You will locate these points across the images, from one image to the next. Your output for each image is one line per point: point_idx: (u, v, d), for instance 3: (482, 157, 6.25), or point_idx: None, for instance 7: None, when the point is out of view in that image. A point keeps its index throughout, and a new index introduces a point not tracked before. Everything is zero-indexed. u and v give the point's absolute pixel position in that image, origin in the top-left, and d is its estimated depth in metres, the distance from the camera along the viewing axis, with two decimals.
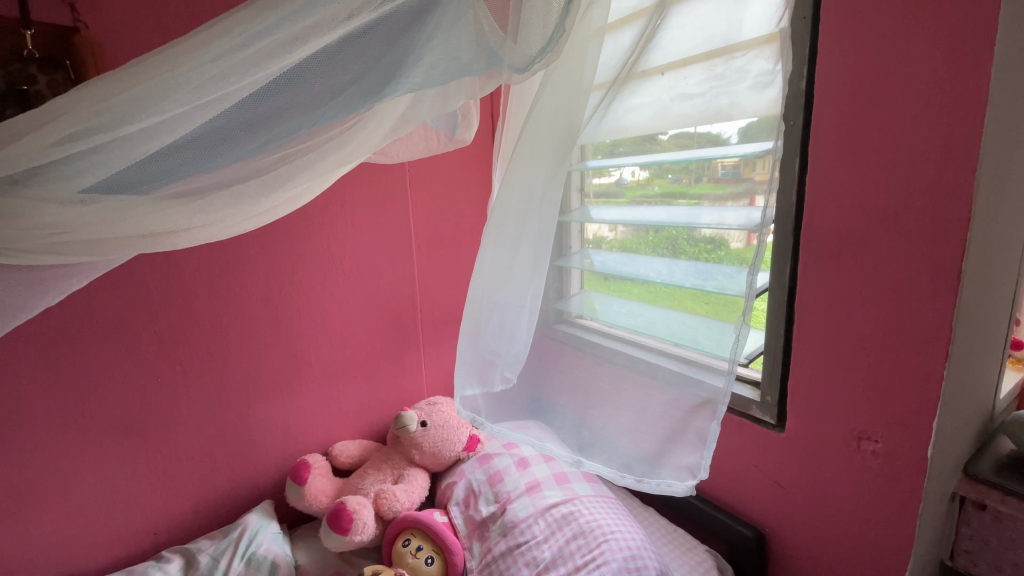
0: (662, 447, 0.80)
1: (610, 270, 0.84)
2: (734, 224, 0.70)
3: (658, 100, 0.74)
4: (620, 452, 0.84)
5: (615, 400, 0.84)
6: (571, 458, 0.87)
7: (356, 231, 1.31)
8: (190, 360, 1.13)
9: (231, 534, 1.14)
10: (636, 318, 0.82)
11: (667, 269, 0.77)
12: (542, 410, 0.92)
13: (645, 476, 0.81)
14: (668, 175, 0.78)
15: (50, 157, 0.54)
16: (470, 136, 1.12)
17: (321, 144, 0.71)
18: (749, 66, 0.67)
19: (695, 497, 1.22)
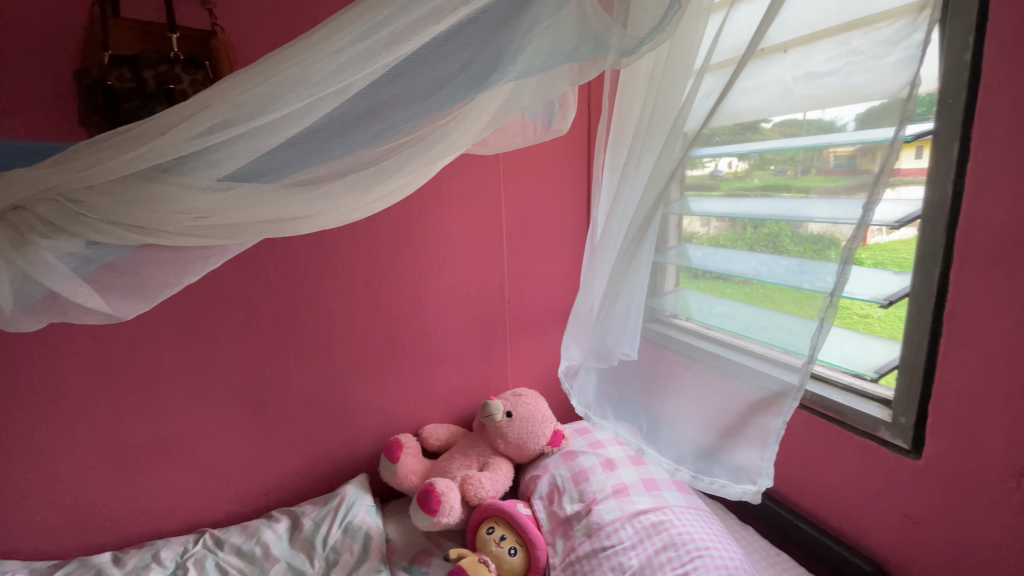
0: (721, 445, 0.76)
1: (709, 266, 0.77)
2: (850, 219, 0.62)
3: (778, 81, 0.66)
4: (676, 444, 0.82)
5: (679, 392, 0.81)
6: (634, 445, 0.88)
7: (451, 220, 1.34)
8: (299, 338, 1.23)
9: (332, 501, 1.22)
10: (733, 321, 0.74)
11: (767, 267, 0.71)
12: (638, 409, 0.88)
13: (699, 472, 0.79)
14: (771, 166, 0.70)
15: (195, 146, 0.58)
16: (566, 126, 1.10)
17: (426, 136, 0.71)
18: (896, 37, 0.57)
19: (803, 521, 1.11)
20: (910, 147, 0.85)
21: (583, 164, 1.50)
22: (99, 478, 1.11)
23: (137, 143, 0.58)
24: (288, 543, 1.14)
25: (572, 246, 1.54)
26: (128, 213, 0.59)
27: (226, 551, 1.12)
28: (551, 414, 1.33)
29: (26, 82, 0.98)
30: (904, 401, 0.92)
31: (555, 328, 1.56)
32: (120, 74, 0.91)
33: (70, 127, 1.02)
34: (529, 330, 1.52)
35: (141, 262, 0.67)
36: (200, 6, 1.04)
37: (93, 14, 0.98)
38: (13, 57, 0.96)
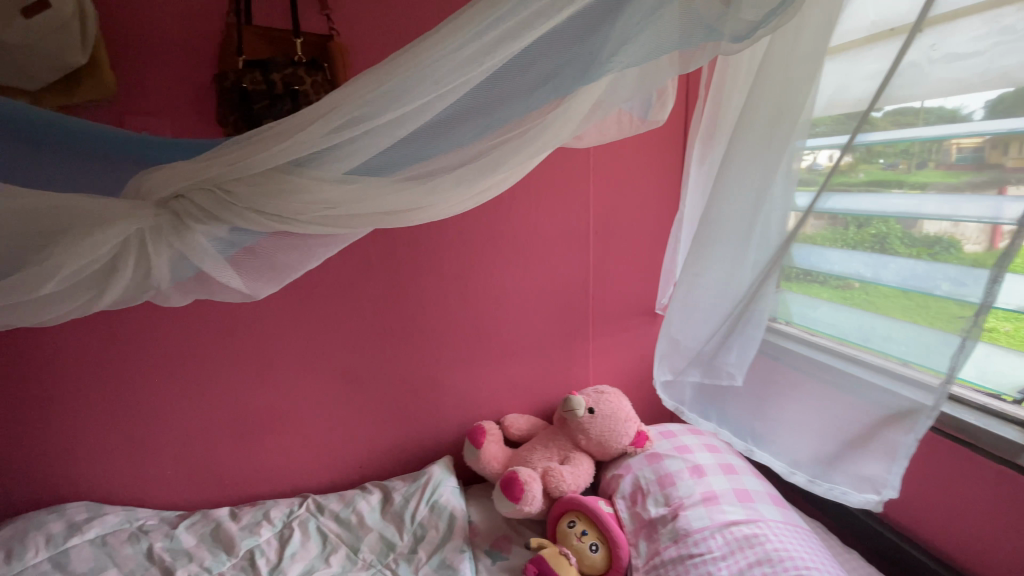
0: (842, 453, 0.72)
1: (815, 265, 0.73)
2: (975, 218, 0.59)
3: (912, 63, 0.61)
4: (790, 448, 0.79)
5: (793, 399, 0.77)
6: (742, 445, 0.86)
7: (540, 214, 1.34)
8: (394, 323, 1.30)
9: (420, 479, 1.29)
10: (852, 328, 0.70)
11: (878, 268, 0.67)
12: (743, 414, 0.85)
13: (817, 477, 0.76)
14: (880, 159, 0.66)
15: (328, 142, 0.64)
16: (663, 116, 1.07)
17: (531, 128, 0.72)
18: None
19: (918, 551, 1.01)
20: None
21: (677, 156, 1.44)
22: (223, 439, 1.25)
23: (277, 141, 0.64)
24: (379, 515, 1.22)
25: (662, 241, 1.48)
26: (268, 204, 0.66)
27: (326, 517, 1.21)
28: (635, 414, 1.30)
29: (174, 87, 1.11)
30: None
31: (640, 326, 1.52)
32: (253, 77, 1.00)
33: (209, 125, 1.14)
34: (613, 327, 1.49)
35: (273, 247, 0.74)
36: (318, 11, 1.13)
37: (228, 22, 1.08)
38: (165, 65, 1.10)
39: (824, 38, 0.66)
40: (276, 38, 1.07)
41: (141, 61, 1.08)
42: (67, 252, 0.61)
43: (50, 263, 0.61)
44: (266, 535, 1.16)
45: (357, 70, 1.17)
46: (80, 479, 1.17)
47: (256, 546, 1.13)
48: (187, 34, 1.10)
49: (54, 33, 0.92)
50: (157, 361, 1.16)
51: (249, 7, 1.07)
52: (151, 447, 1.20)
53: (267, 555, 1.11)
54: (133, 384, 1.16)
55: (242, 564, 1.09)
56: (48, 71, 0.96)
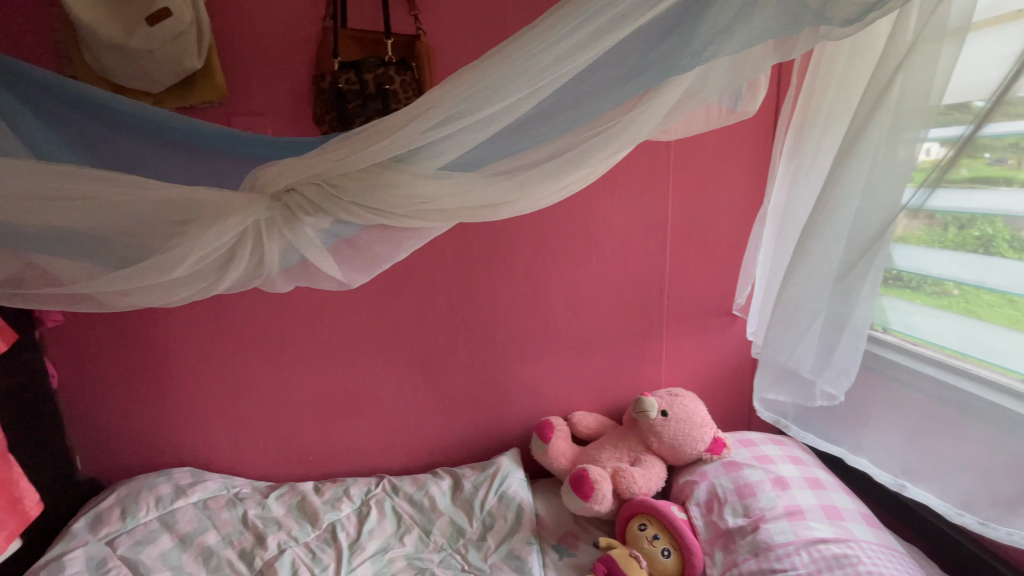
0: (1018, 495, 0.80)
1: (921, 267, 0.87)
2: None
3: None
4: (953, 487, 0.88)
5: (954, 439, 0.88)
6: (894, 481, 0.97)
7: (615, 210, 1.32)
8: (468, 315, 1.33)
9: (488, 469, 1.31)
10: (966, 340, 0.86)
11: (980, 270, 0.81)
12: (898, 448, 0.97)
13: (990, 520, 0.83)
14: (985, 155, 0.74)
15: (428, 138, 0.66)
16: (754, 107, 1.01)
17: (622, 120, 0.73)
18: None
19: None
20: None
21: (763, 150, 1.37)
22: (307, 418, 1.33)
23: (379, 138, 0.67)
24: (450, 500, 1.26)
25: (743, 240, 1.41)
26: (370, 197, 0.69)
27: (401, 498, 1.27)
28: (710, 420, 1.26)
29: (275, 88, 1.19)
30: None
31: (717, 328, 1.46)
32: (348, 77, 1.05)
33: (302, 123, 1.21)
34: (688, 327, 1.44)
35: (368, 238, 0.78)
36: (406, 12, 1.16)
37: (325, 25, 1.14)
38: (268, 68, 1.18)
39: (943, 20, 0.71)
40: (368, 40, 1.12)
41: (247, 64, 1.17)
42: (196, 239, 0.68)
43: (181, 249, 0.68)
44: (346, 511, 1.22)
45: (440, 67, 1.20)
46: (185, 446, 1.29)
47: (337, 521, 1.20)
48: (288, 38, 1.17)
49: (175, 39, 1.02)
50: (255, 342, 1.26)
51: (345, 11, 1.12)
52: (246, 421, 1.31)
53: (347, 529, 1.18)
54: (232, 362, 1.26)
55: (325, 536, 1.16)
56: (169, 75, 1.05)
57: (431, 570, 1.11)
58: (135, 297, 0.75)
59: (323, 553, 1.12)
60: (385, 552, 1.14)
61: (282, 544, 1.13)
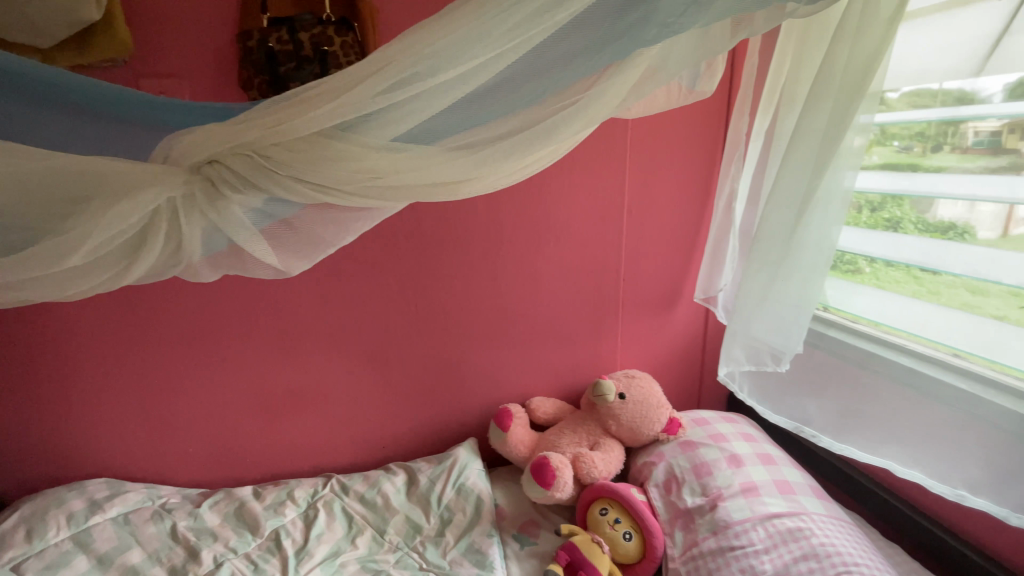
0: (849, 427, 1.02)
1: (856, 249, 1.06)
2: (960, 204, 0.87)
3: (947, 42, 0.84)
4: (809, 412, 1.09)
5: (830, 398, 1.06)
6: (795, 425, 1.10)
7: (572, 191, 1.28)
8: (421, 303, 1.25)
9: (445, 461, 1.26)
10: (874, 309, 1.04)
11: (891, 249, 0.99)
12: (788, 396, 1.13)
13: (826, 435, 1.05)
14: (895, 142, 0.97)
15: (376, 104, 0.59)
16: (711, 87, 1.02)
17: (587, 98, 0.68)
18: (976, 20, 0.80)
19: (934, 525, 0.99)
20: None
21: (719, 132, 1.35)
22: (243, 419, 1.21)
23: (320, 101, 0.59)
24: (405, 496, 1.20)
25: (696, 221, 1.41)
26: (311, 172, 0.62)
27: (351, 497, 1.19)
28: (666, 401, 1.27)
29: (195, 48, 1.03)
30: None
31: (670, 310, 1.47)
32: (279, 36, 0.94)
33: (229, 90, 1.06)
34: (644, 309, 1.44)
35: (310, 220, 0.69)
36: None
37: None
38: (187, 25, 1.02)
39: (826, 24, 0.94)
40: None
41: (161, 19, 1.01)
42: (96, 221, 0.58)
43: (75, 233, 0.58)
44: (290, 516, 1.13)
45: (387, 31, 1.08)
46: (103, 454, 1.15)
47: (282, 527, 1.11)
48: None
49: None
50: (181, 338, 1.12)
51: None
52: (174, 425, 1.18)
53: (292, 536, 1.09)
54: (153, 361, 1.12)
55: (267, 544, 1.07)
56: (59, 27, 0.88)
57: (387, 572, 1.05)
58: (30, 291, 0.63)
59: (267, 563, 1.03)
60: (335, 557, 1.06)
61: (218, 557, 1.03)
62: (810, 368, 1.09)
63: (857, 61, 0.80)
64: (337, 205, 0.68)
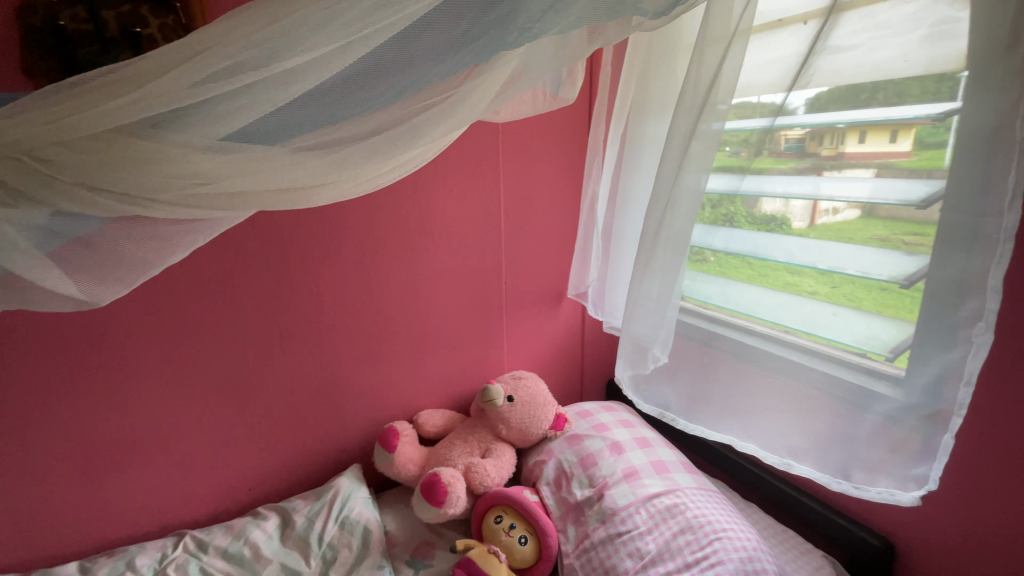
0: (704, 408, 1.01)
1: (705, 243, 0.96)
2: (797, 200, 0.84)
3: (788, 54, 0.81)
4: (668, 396, 1.05)
5: (688, 382, 1.02)
6: (657, 410, 1.05)
7: (446, 195, 1.24)
8: (286, 322, 1.13)
9: (325, 496, 1.15)
10: (726, 297, 0.96)
11: (730, 238, 0.93)
12: (650, 382, 1.07)
13: (682, 417, 1.03)
14: (728, 148, 0.90)
15: (193, 96, 0.51)
16: (574, 93, 1.05)
17: (448, 99, 0.65)
18: (793, 40, 0.80)
19: (781, 482, 1.12)
20: (852, 132, 0.76)
21: (584, 136, 1.41)
22: (59, 482, 0.99)
23: (125, 88, 0.51)
24: (280, 542, 1.06)
25: (569, 221, 1.46)
26: (106, 176, 0.51)
27: (210, 555, 1.03)
28: (552, 398, 1.29)
29: None
30: (940, 341, 0.72)
31: (551, 309, 1.50)
32: (73, 12, 0.77)
33: None
34: (527, 310, 1.46)
35: (122, 239, 0.57)
36: None
37: None
38: None
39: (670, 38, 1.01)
40: None
41: None
42: None
43: None
44: None
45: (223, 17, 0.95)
46: None
47: None
48: None
49: None
50: None
51: None
52: None
53: None
54: None
55: None
56: None
57: None
58: None
59: None
60: None
61: None
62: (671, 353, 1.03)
63: (703, 77, 0.79)
64: (154, 218, 0.58)
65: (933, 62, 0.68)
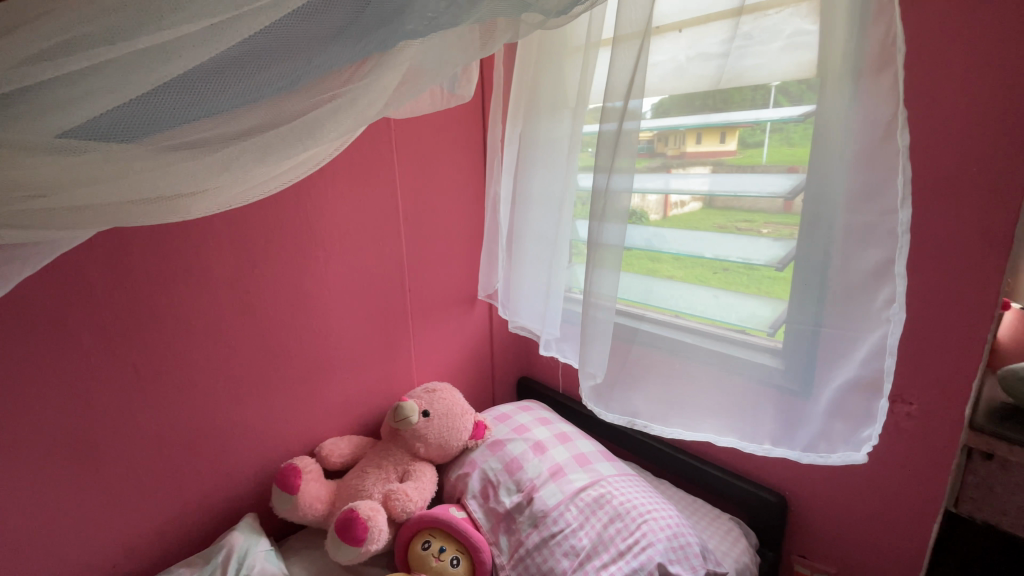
0: (675, 409, 0.95)
1: (639, 243, 0.93)
2: (653, 193, 0.90)
3: (672, 60, 0.84)
4: (634, 403, 0.98)
5: (656, 385, 0.96)
6: (626, 419, 0.98)
7: (336, 200, 1.12)
8: (146, 361, 0.93)
9: (216, 558, 0.97)
10: (678, 300, 0.92)
11: (654, 237, 0.92)
12: (616, 392, 0.99)
13: (653, 421, 0.97)
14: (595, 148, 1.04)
15: (15, 79, 0.40)
16: (470, 92, 1.01)
17: (354, 90, 0.56)
18: (669, 49, 0.84)
19: (689, 456, 1.21)
20: (690, 133, 0.85)
21: (477, 136, 1.38)
22: None
23: None
24: None
25: (468, 223, 1.42)
26: None
27: None
28: (469, 407, 1.24)
29: None
30: (865, 320, 0.75)
31: (456, 315, 1.45)
32: None
33: None
34: (432, 319, 1.39)
35: None
36: None
37: None
38: None
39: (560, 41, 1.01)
40: None
41: None
42: None
43: None
44: None
45: None
46: None
47: None
48: None
49: None
50: None
51: None
52: None
53: None
54: None
55: None
56: None
57: None
58: None
59: None
60: None
61: None
62: (634, 364, 0.97)
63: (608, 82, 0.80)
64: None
65: (789, 71, 0.75)
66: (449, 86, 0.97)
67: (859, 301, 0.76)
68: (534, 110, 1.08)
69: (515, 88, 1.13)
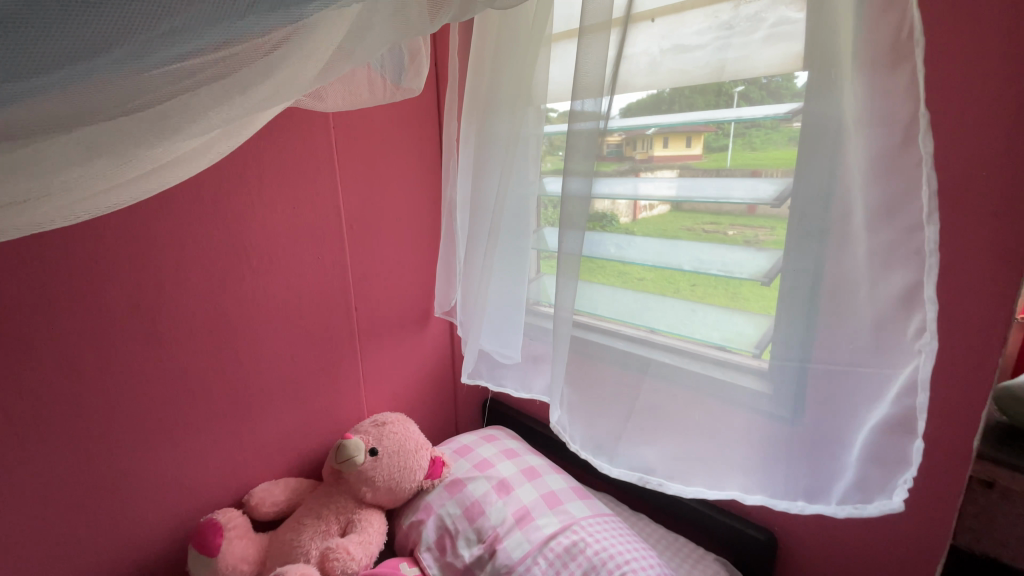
0: (695, 465, 0.82)
1: (625, 253, 0.81)
2: (622, 196, 0.78)
3: (646, 52, 0.71)
4: (645, 457, 0.86)
5: (670, 436, 0.84)
6: (638, 478, 0.85)
7: (262, 211, 0.97)
8: (16, 410, 0.75)
9: None
10: (679, 321, 0.79)
11: (626, 243, 0.81)
12: (622, 444, 0.87)
13: (674, 478, 0.84)
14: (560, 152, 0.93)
15: None
16: (421, 86, 0.87)
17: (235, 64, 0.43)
18: (640, 41, 0.71)
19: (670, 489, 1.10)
20: (658, 138, 0.74)
21: (431, 137, 1.24)
22: None
23: None
24: None
25: (423, 234, 1.28)
26: None
27: None
28: (423, 440, 1.10)
29: None
30: (888, 349, 0.63)
31: (411, 335, 1.31)
32: None
33: None
34: (383, 341, 1.24)
35: None
36: None
37: None
38: None
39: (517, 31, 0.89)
40: None
41: None
42: None
43: None
44: None
45: None
46: None
47: None
48: None
49: None
50: None
51: None
52: None
53: None
54: None
55: None
56: None
57: None
58: None
59: None
60: None
61: None
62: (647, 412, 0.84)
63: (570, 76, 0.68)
64: None
65: (773, 63, 0.64)
66: (391, 78, 0.83)
67: (882, 325, 0.63)
68: (491, 108, 0.96)
69: (469, 83, 1.00)
